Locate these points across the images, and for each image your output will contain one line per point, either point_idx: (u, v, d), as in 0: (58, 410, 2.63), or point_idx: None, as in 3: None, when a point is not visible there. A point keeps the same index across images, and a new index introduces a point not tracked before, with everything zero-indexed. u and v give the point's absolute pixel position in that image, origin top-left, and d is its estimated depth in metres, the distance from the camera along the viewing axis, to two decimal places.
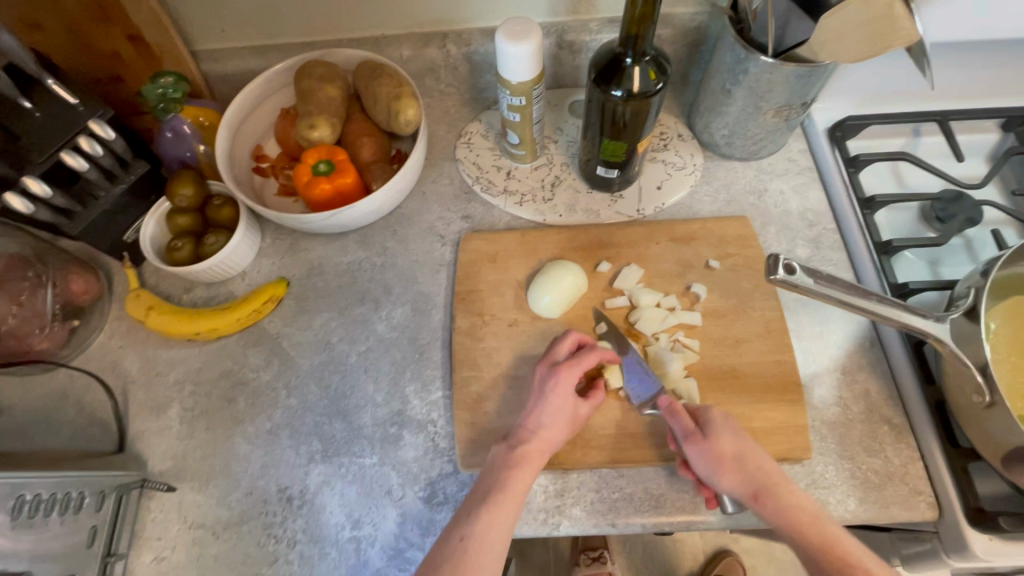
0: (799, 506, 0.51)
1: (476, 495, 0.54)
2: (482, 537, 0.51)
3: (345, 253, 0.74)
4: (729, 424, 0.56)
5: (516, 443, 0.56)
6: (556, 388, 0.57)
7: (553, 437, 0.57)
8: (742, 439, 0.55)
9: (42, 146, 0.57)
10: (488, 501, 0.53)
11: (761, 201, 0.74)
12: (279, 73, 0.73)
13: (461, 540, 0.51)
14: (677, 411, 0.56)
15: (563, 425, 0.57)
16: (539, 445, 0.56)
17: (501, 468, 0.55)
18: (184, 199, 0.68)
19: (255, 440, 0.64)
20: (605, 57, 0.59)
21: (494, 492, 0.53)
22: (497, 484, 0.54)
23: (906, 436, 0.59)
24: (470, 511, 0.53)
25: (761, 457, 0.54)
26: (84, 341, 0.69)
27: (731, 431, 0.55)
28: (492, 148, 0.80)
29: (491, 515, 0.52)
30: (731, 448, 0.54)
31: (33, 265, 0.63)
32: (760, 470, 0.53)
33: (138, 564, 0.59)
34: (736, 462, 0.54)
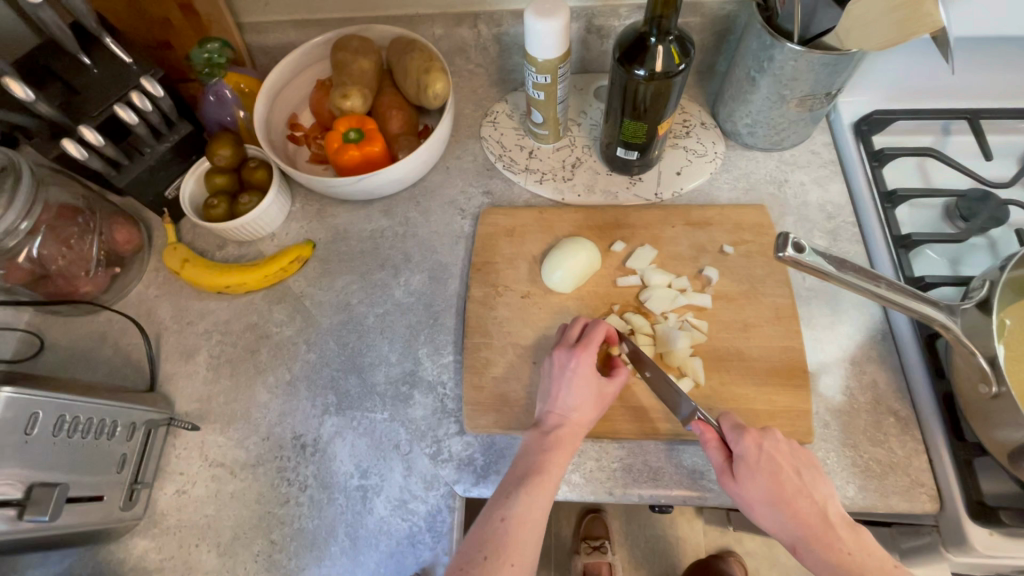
0: (839, 551, 0.49)
1: (513, 478, 0.55)
2: (522, 517, 0.52)
3: (368, 221, 0.77)
4: (770, 456, 0.52)
5: (549, 429, 0.57)
6: (575, 368, 0.58)
7: (584, 419, 0.57)
8: (783, 474, 0.52)
9: (98, 99, 0.61)
10: (526, 484, 0.54)
11: (780, 191, 0.74)
12: (318, 46, 0.77)
13: (502, 521, 0.52)
14: (710, 443, 0.55)
15: (592, 406, 0.58)
16: (572, 427, 0.57)
17: (537, 451, 0.56)
18: (221, 158, 0.72)
19: (275, 389, 0.67)
20: (629, 37, 0.60)
21: (533, 475, 0.54)
22: (535, 467, 0.55)
23: (912, 429, 0.59)
24: (509, 493, 0.54)
25: (803, 492, 0.52)
26: (124, 288, 0.74)
27: (769, 467, 0.52)
28: (516, 128, 0.82)
29: (530, 498, 0.53)
30: (765, 491, 0.52)
31: (82, 213, 0.67)
32: (799, 512, 0.51)
33: (161, 494, 0.63)
34: (770, 503, 0.52)
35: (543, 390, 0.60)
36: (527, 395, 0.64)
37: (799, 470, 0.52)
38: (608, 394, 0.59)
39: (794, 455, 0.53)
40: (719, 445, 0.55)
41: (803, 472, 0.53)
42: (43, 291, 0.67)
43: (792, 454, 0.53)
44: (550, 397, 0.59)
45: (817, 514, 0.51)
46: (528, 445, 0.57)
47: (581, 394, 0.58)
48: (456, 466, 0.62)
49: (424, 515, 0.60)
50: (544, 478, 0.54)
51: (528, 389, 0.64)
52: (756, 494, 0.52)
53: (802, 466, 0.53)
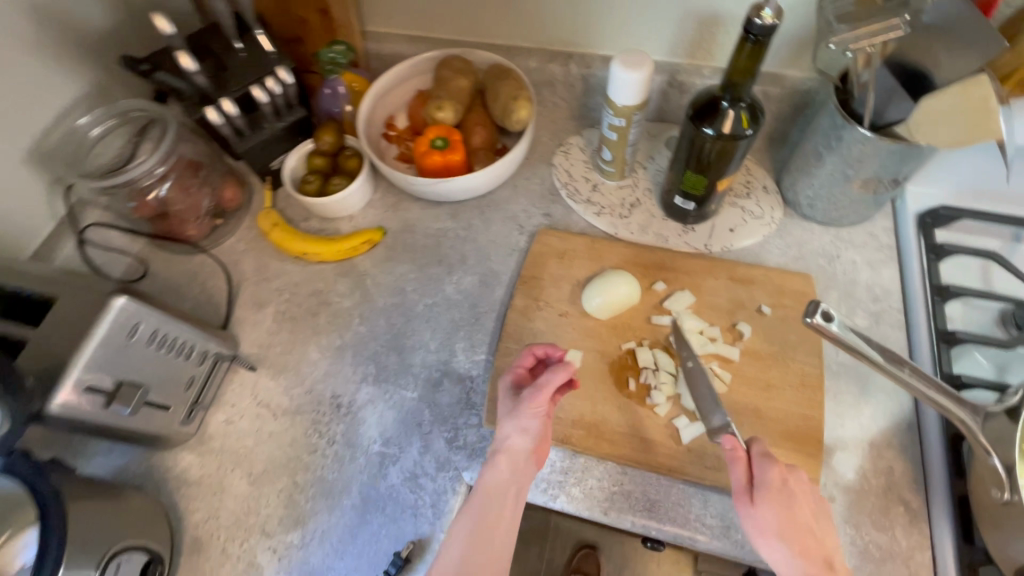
0: None
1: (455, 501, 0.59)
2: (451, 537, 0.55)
3: (436, 220, 0.85)
4: (792, 490, 0.54)
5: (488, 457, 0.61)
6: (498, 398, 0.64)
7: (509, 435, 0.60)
8: (800, 510, 0.53)
9: (240, 78, 0.73)
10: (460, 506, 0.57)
11: (831, 266, 0.76)
12: (424, 61, 0.87)
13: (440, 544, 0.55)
14: (736, 460, 0.55)
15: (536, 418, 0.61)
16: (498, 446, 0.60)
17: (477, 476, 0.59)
18: (324, 143, 0.82)
19: (325, 350, 0.75)
20: (704, 98, 0.65)
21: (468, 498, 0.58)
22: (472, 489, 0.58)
23: (920, 523, 0.59)
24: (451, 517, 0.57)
25: (817, 540, 0.52)
26: (220, 237, 0.85)
27: (789, 498, 0.53)
28: (585, 161, 0.88)
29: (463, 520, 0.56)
30: (779, 521, 0.52)
31: (203, 168, 0.79)
32: (807, 550, 0.52)
33: (213, 420, 0.72)
34: (782, 534, 0.52)
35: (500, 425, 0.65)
36: None
37: (814, 512, 0.54)
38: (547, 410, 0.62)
39: (813, 498, 0.55)
40: (746, 468, 0.55)
41: (818, 517, 0.54)
42: (158, 227, 0.79)
43: (810, 496, 0.55)
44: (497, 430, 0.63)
45: (820, 559, 0.52)
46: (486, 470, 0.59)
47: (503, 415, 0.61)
48: (469, 454, 0.67)
49: (431, 492, 0.65)
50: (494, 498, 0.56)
51: None
52: (771, 520, 0.52)
53: (818, 512, 0.54)
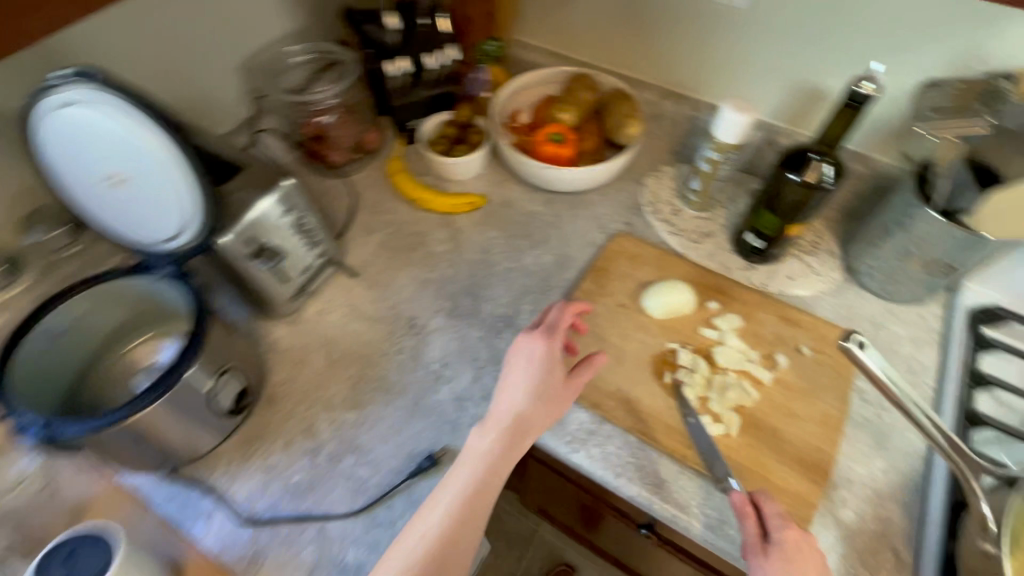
0: None
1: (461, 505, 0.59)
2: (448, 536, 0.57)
3: (531, 203, 0.98)
4: (803, 548, 0.59)
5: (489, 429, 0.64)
6: (534, 350, 0.69)
7: (540, 419, 0.66)
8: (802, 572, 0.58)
9: (416, 42, 0.91)
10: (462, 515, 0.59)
11: (875, 331, 0.81)
12: (558, 73, 1.02)
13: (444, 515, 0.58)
14: (745, 515, 0.62)
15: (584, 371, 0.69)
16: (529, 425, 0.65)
17: (486, 468, 0.61)
18: (459, 115, 0.99)
19: (412, 281, 0.88)
20: (796, 150, 0.75)
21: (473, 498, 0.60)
22: (475, 481, 0.60)
23: None
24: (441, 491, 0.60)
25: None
26: (357, 168, 1.01)
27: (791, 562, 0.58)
28: (672, 189, 0.98)
29: (452, 522, 0.58)
30: None
31: (362, 112, 0.95)
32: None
33: (307, 309, 0.85)
34: None
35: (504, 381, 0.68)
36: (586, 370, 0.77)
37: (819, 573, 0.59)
38: (557, 364, 0.68)
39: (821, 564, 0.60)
40: (754, 520, 0.62)
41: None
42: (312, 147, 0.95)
43: (818, 558, 0.60)
44: (504, 394, 0.66)
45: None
46: (519, 377, 0.67)
47: (533, 374, 0.67)
48: None
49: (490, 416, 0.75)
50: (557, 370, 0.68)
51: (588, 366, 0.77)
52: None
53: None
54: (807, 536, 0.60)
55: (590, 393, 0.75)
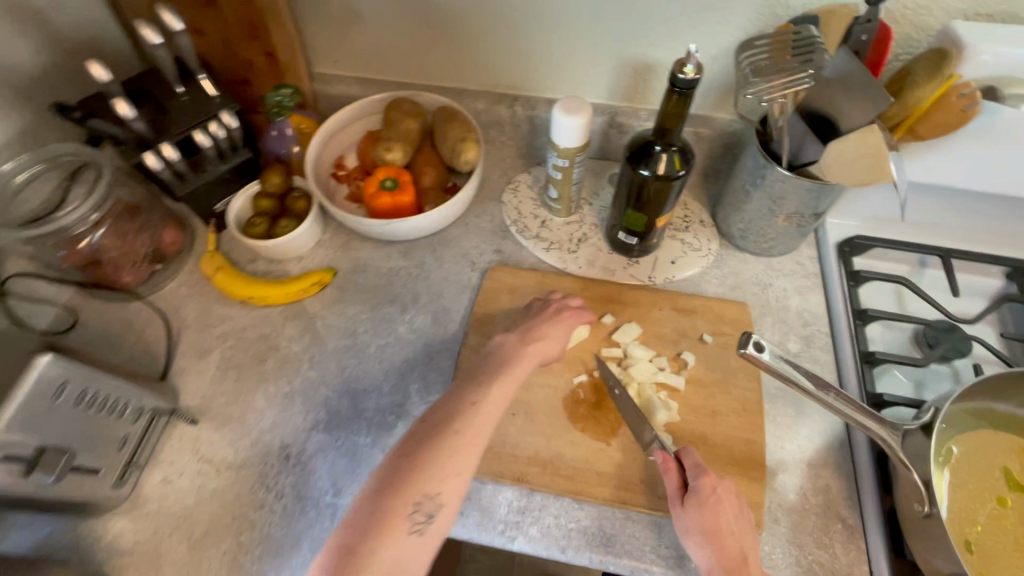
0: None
1: (436, 433, 0.59)
2: (476, 422, 0.61)
3: (388, 259, 0.85)
4: (720, 498, 0.58)
5: (519, 346, 0.69)
6: (568, 312, 0.74)
7: (555, 344, 0.71)
8: (724, 518, 0.57)
9: (180, 121, 0.71)
10: (441, 436, 0.59)
11: (764, 293, 0.80)
12: (373, 103, 0.88)
13: (467, 407, 0.62)
14: (669, 471, 0.60)
15: (563, 319, 0.73)
16: (541, 349, 0.69)
17: (501, 363, 0.67)
18: (270, 186, 0.81)
19: (273, 398, 0.73)
20: (640, 141, 0.69)
21: (455, 434, 0.59)
22: (475, 401, 0.63)
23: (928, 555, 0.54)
24: (470, 388, 0.64)
25: (731, 532, 0.57)
26: (159, 282, 0.82)
27: (712, 507, 0.58)
28: (534, 198, 0.90)
29: (483, 398, 0.63)
30: (703, 525, 0.57)
31: (140, 213, 0.76)
32: (726, 557, 0.55)
33: (149, 480, 0.68)
34: (706, 535, 0.57)
35: (538, 327, 0.72)
36: (500, 442, 0.68)
37: (738, 516, 0.59)
38: (555, 317, 0.73)
39: (738, 504, 0.60)
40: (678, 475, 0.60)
41: (739, 520, 0.58)
42: (90, 275, 0.74)
43: (737, 503, 0.59)
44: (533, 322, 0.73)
45: (737, 554, 0.56)
46: (501, 344, 0.70)
47: (565, 321, 0.73)
48: None
49: None
50: (542, 337, 0.70)
51: (501, 437, 0.68)
52: (694, 524, 0.57)
53: (739, 518, 0.59)
54: (724, 482, 0.60)
55: (510, 467, 0.66)
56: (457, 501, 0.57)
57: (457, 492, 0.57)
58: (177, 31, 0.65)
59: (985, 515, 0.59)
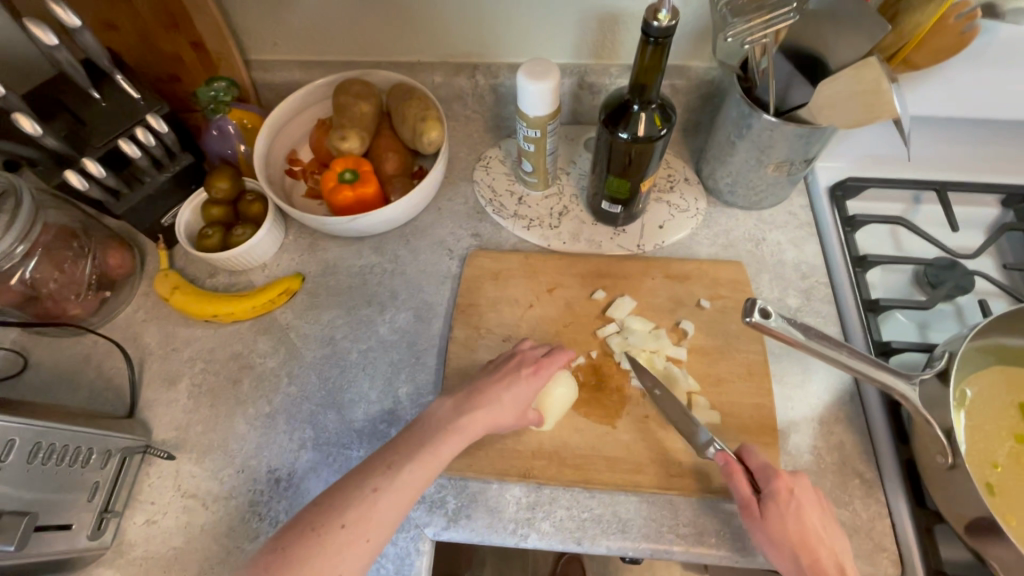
0: None
1: (317, 522, 0.53)
2: (368, 514, 0.53)
3: (359, 257, 0.79)
4: (798, 503, 0.55)
5: (460, 412, 0.60)
6: (530, 378, 0.62)
7: (501, 416, 0.61)
8: (808, 525, 0.54)
9: (103, 132, 0.63)
10: (321, 531, 0.52)
11: (758, 249, 0.77)
12: (321, 87, 0.80)
13: (370, 492, 0.54)
14: (735, 478, 0.57)
15: (520, 383, 0.61)
16: (481, 416, 0.60)
17: (433, 433, 0.59)
18: (219, 191, 0.74)
19: (254, 421, 0.68)
20: (615, 101, 0.63)
21: (334, 527, 0.52)
22: (385, 482, 0.55)
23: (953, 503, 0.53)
24: (389, 466, 0.56)
25: (821, 539, 0.54)
26: (112, 310, 0.75)
27: (793, 515, 0.54)
28: (507, 174, 0.84)
29: (394, 482, 0.55)
30: (786, 537, 0.54)
31: (78, 238, 0.69)
32: (818, 566, 0.53)
33: (130, 524, 0.63)
34: (790, 547, 0.53)
35: (489, 390, 0.61)
36: (501, 438, 0.64)
37: (823, 520, 0.55)
38: (523, 379, 0.62)
39: (818, 504, 0.56)
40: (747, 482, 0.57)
41: (824, 523, 0.55)
42: (31, 312, 0.67)
43: (816, 503, 0.56)
44: (490, 380, 0.63)
45: (831, 563, 0.53)
46: (435, 408, 0.61)
47: (523, 390, 0.61)
48: (428, 508, 0.62)
49: (413, 553, 0.60)
50: (482, 404, 0.61)
51: (501, 433, 0.65)
52: (777, 534, 0.54)
53: (823, 520, 0.55)
54: (800, 483, 0.57)
55: (515, 462, 0.63)
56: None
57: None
58: (77, 27, 0.57)
59: (1004, 454, 0.57)
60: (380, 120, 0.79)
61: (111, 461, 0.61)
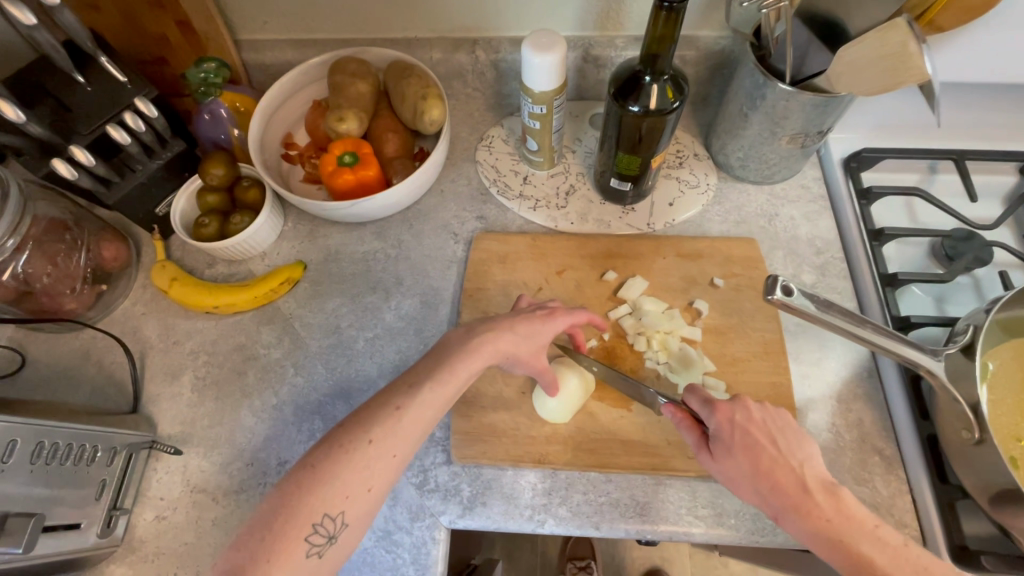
0: (795, 514, 0.51)
1: (341, 438, 0.52)
2: (395, 431, 0.53)
3: (361, 243, 0.77)
4: (745, 427, 0.54)
5: (473, 334, 0.59)
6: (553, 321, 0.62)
7: (519, 350, 0.60)
8: (760, 447, 0.53)
9: (89, 118, 0.61)
10: (345, 448, 0.51)
11: (771, 225, 0.75)
12: (315, 67, 0.77)
13: (395, 410, 0.54)
14: (682, 424, 0.56)
15: (534, 318, 0.61)
16: (501, 346, 0.59)
17: (454, 352, 0.58)
18: (214, 178, 0.71)
19: (261, 413, 0.67)
20: (625, 73, 0.61)
21: (359, 440, 0.52)
22: (406, 401, 0.54)
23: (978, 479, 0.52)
24: (410, 386, 0.55)
25: (779, 460, 0.53)
26: (110, 304, 0.73)
27: (743, 442, 0.54)
28: (511, 153, 0.82)
29: (420, 401, 0.55)
30: (743, 466, 0.53)
31: (70, 230, 0.66)
32: (780, 488, 0.52)
33: (140, 520, 0.62)
34: (749, 476, 0.53)
35: (511, 323, 0.61)
36: (514, 425, 0.63)
37: (782, 437, 0.54)
38: (539, 318, 0.61)
39: (775, 422, 0.55)
40: (693, 421, 0.56)
41: (780, 439, 0.54)
42: (26, 307, 0.65)
43: (772, 421, 0.55)
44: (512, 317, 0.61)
45: (795, 483, 0.52)
46: (447, 337, 0.60)
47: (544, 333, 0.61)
48: (443, 497, 0.61)
49: (429, 542, 0.59)
50: (501, 332, 0.59)
51: (515, 419, 0.63)
52: (733, 466, 0.54)
53: (779, 436, 0.54)
54: (745, 407, 0.55)
55: (529, 448, 0.62)
56: (364, 518, 0.51)
57: (366, 508, 0.51)
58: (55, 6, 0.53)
59: None
60: (379, 99, 0.76)
61: (117, 458, 0.60)
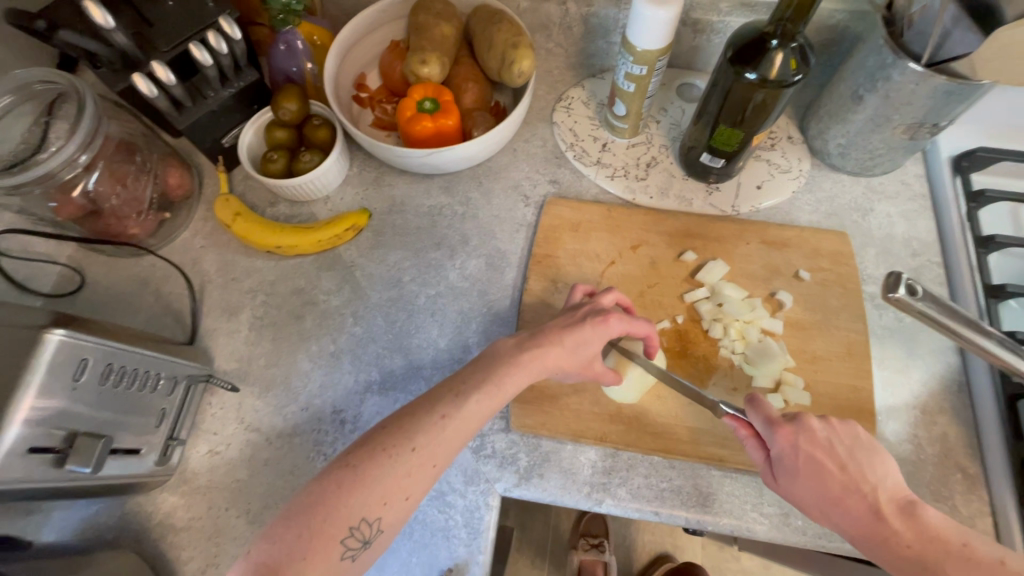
0: (871, 543, 0.48)
1: (383, 440, 0.50)
2: (439, 441, 0.51)
3: (428, 196, 0.74)
4: (807, 451, 0.51)
5: (526, 343, 0.56)
6: (606, 324, 0.56)
7: (566, 362, 0.56)
8: (826, 470, 0.50)
9: (170, 34, 0.58)
10: (388, 452, 0.49)
11: (864, 220, 0.70)
12: (397, 4, 0.73)
13: (440, 418, 0.51)
14: (747, 441, 0.54)
15: (584, 328, 0.56)
16: (551, 355, 0.55)
17: (505, 360, 0.55)
18: (286, 112, 0.68)
19: (319, 359, 0.66)
20: (745, 37, 0.56)
21: (400, 445, 0.50)
22: (453, 409, 0.52)
23: None
24: (457, 393, 0.53)
25: (847, 484, 0.50)
26: (170, 234, 0.72)
27: (804, 467, 0.50)
28: (591, 117, 0.77)
29: (464, 410, 0.52)
30: (808, 492, 0.50)
31: (138, 153, 0.64)
32: (851, 514, 0.49)
33: (194, 452, 0.62)
34: (818, 503, 0.50)
35: (559, 332, 0.56)
36: (578, 400, 0.61)
37: (851, 457, 0.51)
38: (591, 325, 0.56)
39: (842, 442, 0.51)
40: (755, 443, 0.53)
41: (850, 460, 0.51)
42: (91, 228, 0.64)
43: (838, 442, 0.51)
44: (561, 326, 0.57)
45: (866, 508, 0.49)
46: (496, 344, 0.57)
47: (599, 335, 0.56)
48: (499, 464, 0.60)
49: (483, 507, 0.58)
50: (550, 345, 0.55)
51: (579, 395, 0.61)
52: (799, 492, 0.51)
53: (845, 457, 0.51)
54: (801, 423, 0.52)
55: (591, 425, 0.60)
56: (398, 524, 0.50)
57: (402, 516, 0.50)
58: None
59: None
60: (461, 46, 0.72)
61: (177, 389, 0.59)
